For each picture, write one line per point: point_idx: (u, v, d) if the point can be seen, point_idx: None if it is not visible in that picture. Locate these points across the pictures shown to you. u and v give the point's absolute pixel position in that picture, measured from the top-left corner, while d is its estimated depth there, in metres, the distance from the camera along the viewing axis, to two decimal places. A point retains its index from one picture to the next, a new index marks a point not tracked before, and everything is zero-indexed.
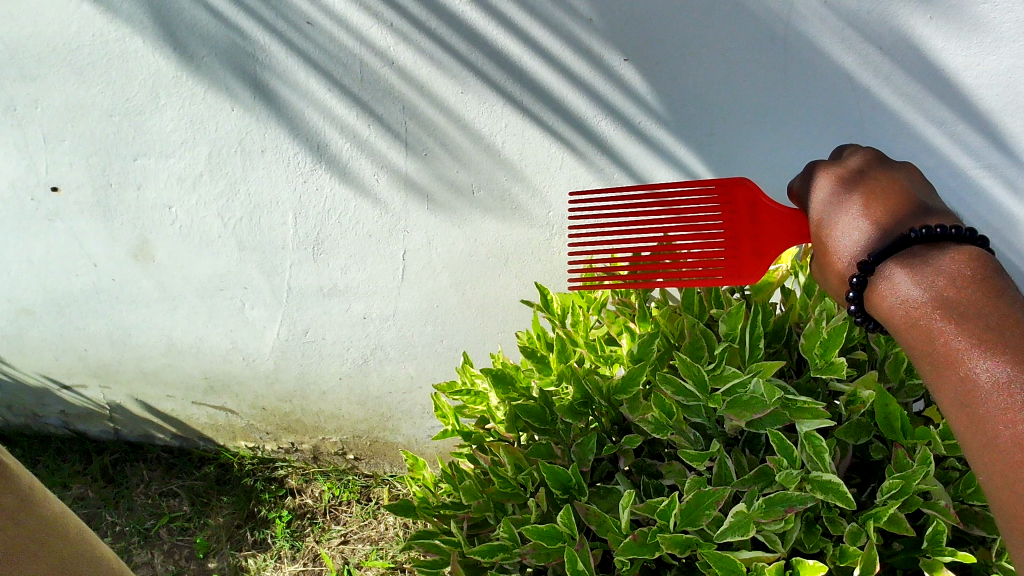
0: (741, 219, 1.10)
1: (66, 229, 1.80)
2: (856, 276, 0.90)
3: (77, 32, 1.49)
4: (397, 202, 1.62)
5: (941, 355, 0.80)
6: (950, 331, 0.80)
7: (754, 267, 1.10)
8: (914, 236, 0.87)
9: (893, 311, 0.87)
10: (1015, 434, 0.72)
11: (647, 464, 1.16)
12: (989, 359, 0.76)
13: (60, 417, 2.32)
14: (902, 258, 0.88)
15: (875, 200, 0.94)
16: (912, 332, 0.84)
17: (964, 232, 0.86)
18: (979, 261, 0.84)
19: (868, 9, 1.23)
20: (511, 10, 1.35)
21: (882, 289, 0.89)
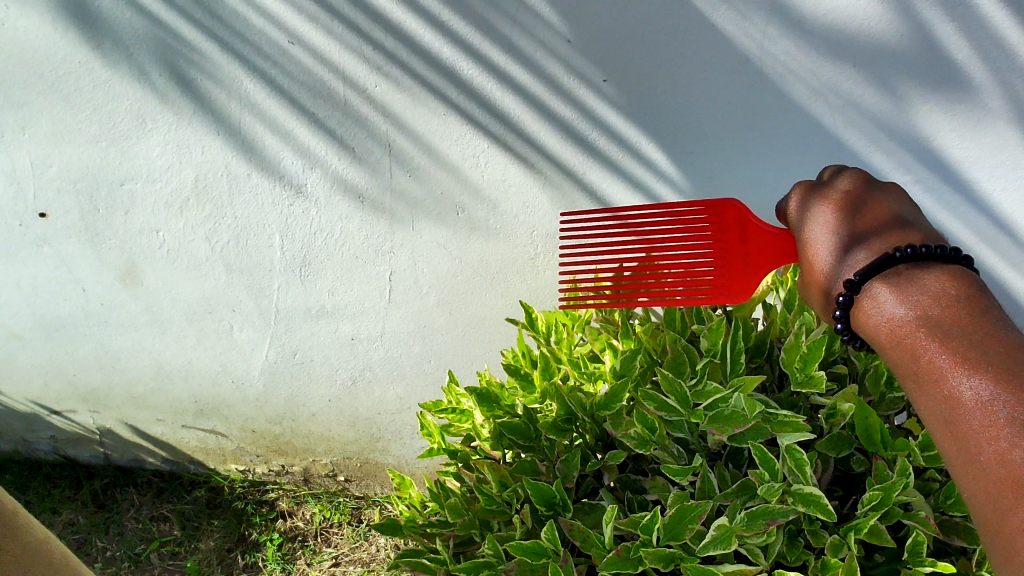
0: (732, 237, 1.12)
1: (54, 255, 1.81)
2: (843, 295, 0.92)
3: (64, 58, 1.51)
4: (383, 223, 1.63)
5: (924, 372, 0.82)
6: (934, 348, 0.81)
7: (740, 283, 1.11)
8: (900, 255, 0.89)
9: (878, 329, 0.88)
10: (995, 449, 0.73)
11: (632, 480, 1.17)
12: (972, 376, 0.77)
13: (50, 443, 2.32)
14: (887, 277, 0.89)
15: (862, 221, 0.96)
16: (895, 350, 0.86)
17: (950, 252, 0.89)
18: (962, 282, 0.86)
19: (840, 26, 1.25)
20: (491, 33, 1.36)
21: (868, 308, 0.90)
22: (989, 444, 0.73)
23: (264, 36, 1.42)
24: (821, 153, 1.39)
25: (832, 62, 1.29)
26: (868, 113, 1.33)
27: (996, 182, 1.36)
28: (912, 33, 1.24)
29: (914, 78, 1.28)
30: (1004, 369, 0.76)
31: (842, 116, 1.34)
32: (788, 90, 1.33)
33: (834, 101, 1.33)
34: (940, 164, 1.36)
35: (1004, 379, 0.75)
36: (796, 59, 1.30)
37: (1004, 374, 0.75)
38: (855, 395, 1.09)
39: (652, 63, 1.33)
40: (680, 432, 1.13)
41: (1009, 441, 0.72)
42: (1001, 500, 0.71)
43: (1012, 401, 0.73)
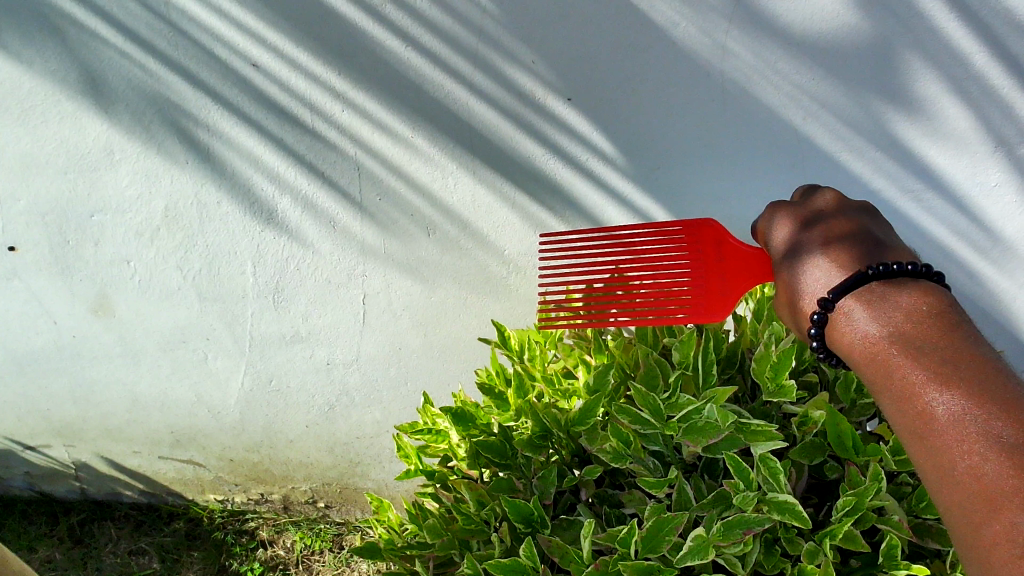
0: (707, 257, 1.14)
1: (24, 288, 1.79)
2: (817, 313, 0.93)
3: (30, 92, 1.51)
4: (355, 247, 1.64)
5: (898, 388, 0.83)
6: (907, 365, 0.83)
7: (716, 302, 1.12)
8: (872, 273, 0.90)
9: (853, 346, 0.90)
10: (968, 462, 0.74)
11: (609, 494, 1.17)
12: (945, 392, 0.79)
13: (25, 479, 2.30)
14: (860, 294, 0.91)
15: (834, 238, 0.97)
16: (870, 367, 0.87)
17: (921, 267, 0.90)
18: (934, 299, 0.88)
19: (799, 40, 1.28)
20: (455, 57, 1.38)
21: (842, 325, 0.91)
22: (962, 458, 0.75)
23: (230, 64, 1.43)
24: (785, 166, 1.41)
25: (793, 75, 1.31)
26: (830, 124, 1.36)
27: (957, 189, 1.38)
28: (868, 45, 1.26)
29: (873, 89, 1.31)
30: (976, 385, 0.77)
31: (804, 128, 1.37)
32: (750, 104, 1.35)
33: (796, 113, 1.35)
34: (902, 172, 1.38)
35: (976, 395, 0.77)
36: (757, 73, 1.32)
37: (976, 389, 0.77)
38: (826, 401, 1.10)
39: (616, 80, 1.35)
40: (654, 445, 1.13)
41: (981, 455, 0.73)
42: (973, 513, 0.72)
43: (984, 416, 0.75)
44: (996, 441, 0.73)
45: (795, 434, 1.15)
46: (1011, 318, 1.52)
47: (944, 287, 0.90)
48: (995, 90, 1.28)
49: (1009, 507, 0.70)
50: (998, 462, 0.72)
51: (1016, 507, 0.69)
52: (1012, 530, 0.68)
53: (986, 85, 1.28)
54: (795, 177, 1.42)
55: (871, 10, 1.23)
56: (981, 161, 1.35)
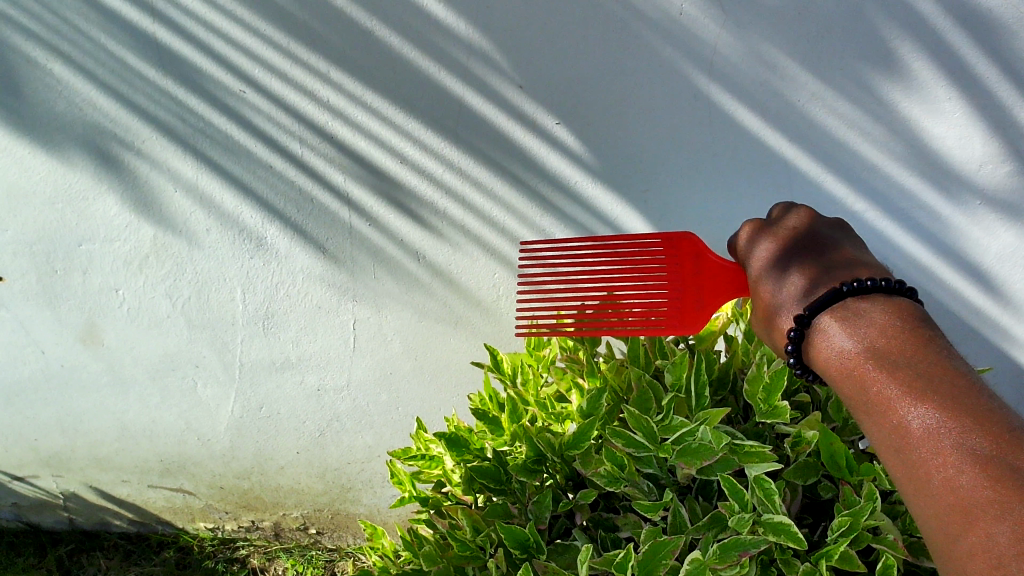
0: (685, 269, 1.14)
1: (12, 318, 1.78)
2: (794, 329, 0.93)
3: (18, 122, 1.51)
4: (344, 273, 1.63)
5: (875, 403, 0.83)
6: (883, 379, 0.83)
7: (694, 318, 1.14)
8: (846, 289, 0.91)
9: (828, 362, 0.90)
10: (945, 474, 0.75)
11: (603, 518, 1.17)
12: (920, 406, 0.79)
13: (13, 509, 2.27)
14: (835, 310, 0.91)
15: (803, 256, 0.99)
16: (846, 382, 0.88)
17: (893, 283, 0.91)
18: (907, 313, 0.88)
19: (783, 61, 1.29)
20: (444, 81, 1.38)
21: (818, 341, 0.92)
22: (938, 471, 0.75)
23: (219, 91, 1.44)
24: (772, 187, 1.42)
25: (779, 97, 1.32)
26: (817, 145, 1.36)
27: (945, 209, 1.39)
28: (853, 67, 1.28)
29: (859, 110, 1.31)
30: (949, 399, 0.78)
31: (791, 149, 1.37)
32: (736, 127, 1.36)
33: (783, 135, 1.36)
34: (890, 193, 1.39)
35: (949, 408, 0.77)
36: (742, 95, 1.33)
37: (950, 403, 0.78)
38: (819, 422, 1.12)
39: (603, 103, 1.37)
40: (649, 468, 1.13)
41: (956, 468, 0.74)
42: (950, 526, 0.73)
43: (958, 429, 0.76)
44: (970, 453, 0.74)
45: (789, 454, 1.15)
46: (1002, 340, 1.51)
47: (917, 304, 0.91)
48: (981, 111, 1.29)
49: (983, 518, 0.70)
50: (973, 474, 0.72)
51: (990, 518, 0.69)
52: (988, 541, 0.69)
53: (971, 106, 1.28)
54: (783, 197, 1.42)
55: (854, 32, 1.25)
56: (969, 182, 1.36)
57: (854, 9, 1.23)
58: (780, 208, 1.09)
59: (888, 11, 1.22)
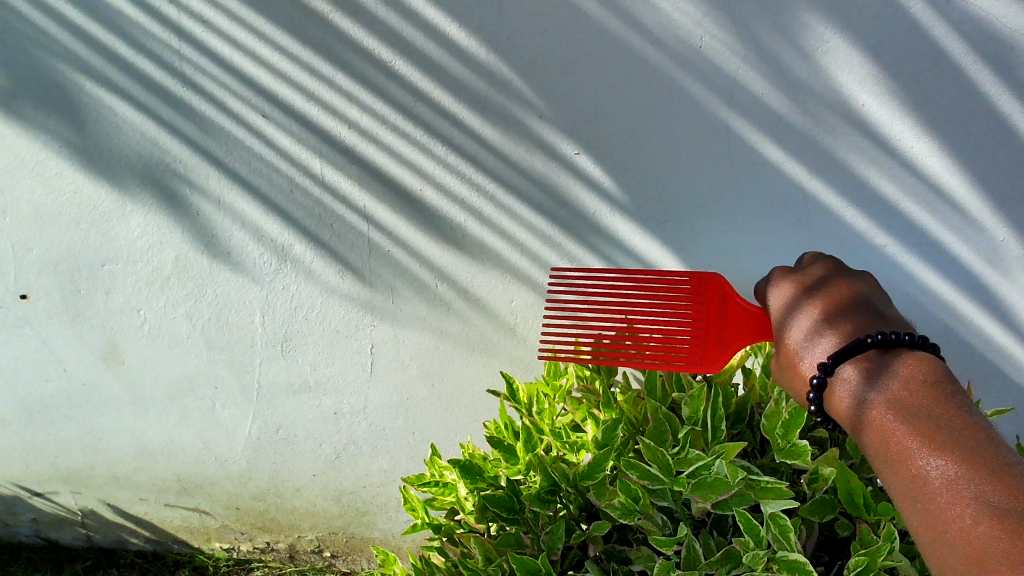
0: (709, 309, 1.14)
1: (35, 335, 1.80)
2: (816, 376, 0.92)
3: (46, 143, 1.53)
4: (363, 297, 1.64)
5: (894, 453, 0.83)
6: (903, 431, 0.83)
7: (715, 354, 1.13)
8: (871, 340, 0.90)
9: (848, 412, 0.90)
10: (961, 524, 0.74)
11: (617, 550, 1.16)
12: (940, 458, 0.79)
13: (31, 525, 2.28)
14: (859, 361, 0.91)
15: (835, 307, 0.98)
16: (866, 432, 0.87)
17: (918, 338, 0.91)
18: (930, 368, 0.88)
19: (804, 92, 1.29)
20: (466, 108, 1.40)
21: (839, 391, 0.91)
22: (955, 521, 0.74)
23: (245, 114, 1.46)
24: (793, 224, 1.40)
25: (799, 128, 1.32)
26: (839, 179, 1.34)
27: (971, 250, 1.35)
28: (874, 98, 1.27)
29: (880, 144, 1.30)
30: (969, 453, 0.77)
31: (811, 182, 1.36)
32: (756, 159, 1.35)
33: (803, 169, 1.35)
34: (915, 232, 1.36)
35: (970, 461, 0.77)
36: (763, 126, 1.33)
37: (970, 456, 0.77)
38: (836, 458, 1.09)
39: (624, 133, 1.37)
40: (663, 501, 1.11)
41: (974, 519, 0.73)
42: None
43: (977, 482, 0.75)
44: (987, 506, 0.73)
45: (805, 491, 1.14)
46: None
47: (940, 359, 0.90)
48: (1007, 148, 1.27)
49: (1000, 570, 0.69)
50: (990, 525, 0.72)
51: (1006, 568, 0.68)
52: None
53: (994, 141, 1.27)
54: (804, 234, 1.40)
55: (875, 64, 1.25)
56: (995, 221, 1.32)
57: (874, 40, 1.23)
58: (812, 256, 1.08)
59: (908, 41, 1.22)
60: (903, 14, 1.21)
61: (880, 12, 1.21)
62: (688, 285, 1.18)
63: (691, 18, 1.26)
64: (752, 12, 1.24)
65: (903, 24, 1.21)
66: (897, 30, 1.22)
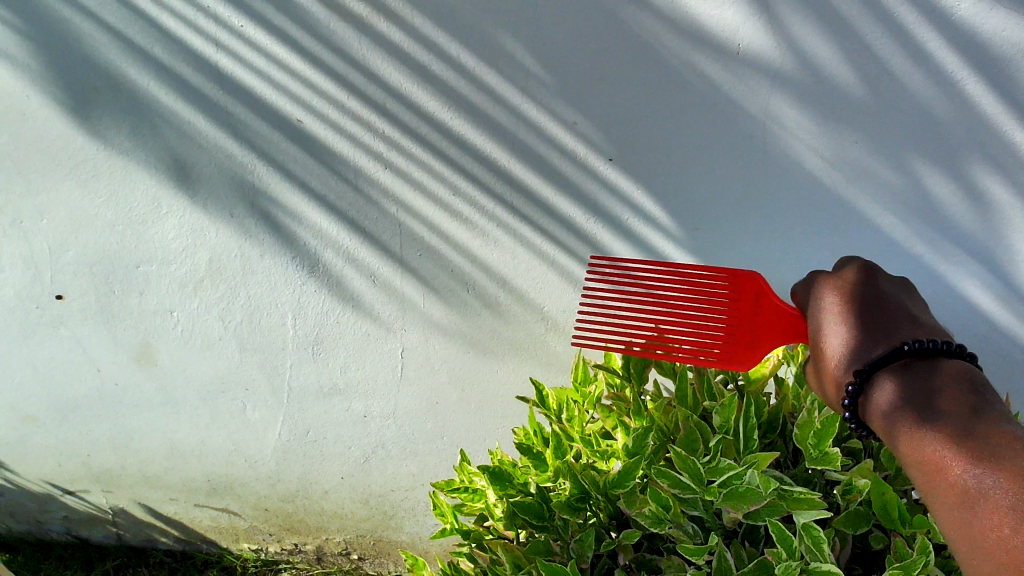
0: (745, 308, 1.13)
1: (69, 336, 1.82)
2: (851, 384, 0.91)
3: (82, 146, 1.55)
4: (393, 302, 1.64)
5: (929, 462, 0.82)
6: (938, 439, 0.82)
7: (742, 354, 1.13)
8: (909, 348, 0.90)
9: (881, 421, 0.89)
10: (999, 532, 0.73)
11: (648, 559, 1.16)
12: (975, 465, 0.78)
13: (63, 523, 2.30)
14: (895, 370, 0.90)
15: (873, 318, 0.96)
16: (900, 441, 0.86)
17: (955, 346, 0.90)
18: (967, 380, 0.87)
19: (842, 101, 1.26)
20: (498, 116, 1.39)
21: (873, 400, 0.90)
22: (993, 530, 0.74)
23: (276, 120, 1.47)
24: (828, 233, 1.37)
25: (836, 136, 1.29)
26: (878, 189, 1.32)
27: (1011, 262, 1.33)
28: (915, 107, 1.24)
29: (919, 153, 1.28)
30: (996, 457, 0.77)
31: (848, 191, 1.33)
32: (790, 168, 1.33)
33: (839, 177, 1.32)
34: (954, 241, 1.33)
35: (999, 465, 0.76)
36: (798, 135, 1.30)
37: (1005, 462, 0.76)
38: (872, 469, 1.08)
39: (658, 143, 1.36)
40: (694, 510, 1.11)
41: (1011, 528, 0.72)
42: None
43: (1012, 489, 0.74)
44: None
45: (839, 503, 1.13)
46: None
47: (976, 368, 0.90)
48: None
49: None
50: None
51: None
52: None
53: None
54: (839, 243, 1.38)
55: (916, 73, 1.22)
56: None
57: (916, 48, 1.20)
58: (844, 261, 1.06)
59: (951, 50, 1.19)
60: (945, 22, 1.18)
61: (923, 21, 1.18)
62: (722, 282, 1.18)
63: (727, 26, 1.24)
64: (791, 19, 1.22)
65: (942, 33, 1.18)
66: (941, 38, 1.19)
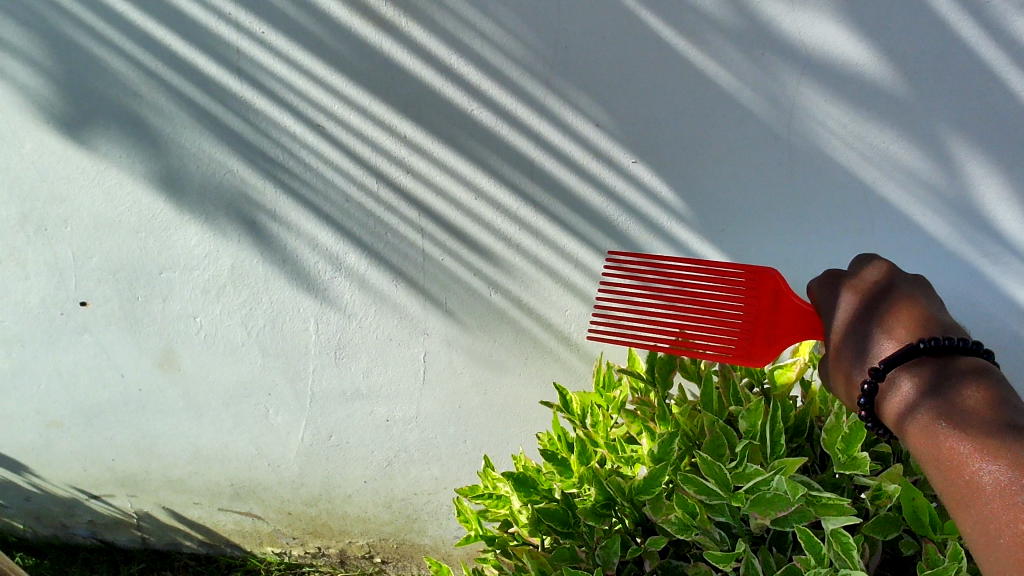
0: (762, 305, 1.11)
1: (94, 342, 1.82)
2: (867, 382, 0.89)
3: (104, 153, 1.54)
4: (416, 306, 1.64)
5: (947, 458, 0.82)
6: (955, 437, 0.82)
7: (760, 350, 1.11)
8: (924, 346, 0.87)
9: (898, 419, 0.88)
10: (1017, 531, 0.73)
11: (673, 565, 1.16)
12: (992, 462, 0.78)
13: (89, 527, 2.31)
14: (911, 368, 0.89)
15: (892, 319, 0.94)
16: (917, 438, 0.86)
17: (972, 344, 0.88)
18: (984, 374, 0.86)
19: (878, 100, 1.25)
20: (521, 118, 1.38)
21: (889, 398, 0.89)
22: (1011, 528, 0.73)
23: (298, 126, 1.46)
24: (854, 232, 1.37)
25: (870, 136, 1.28)
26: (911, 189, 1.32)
27: None
28: (953, 106, 1.23)
29: (948, 151, 1.27)
30: None
31: (875, 191, 1.33)
32: (822, 166, 1.32)
33: (873, 174, 1.31)
34: (986, 239, 1.33)
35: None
36: (831, 133, 1.29)
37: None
38: (901, 474, 1.07)
39: (683, 144, 1.35)
40: (721, 516, 1.09)
41: None
42: None
43: None
44: None
45: (868, 508, 1.12)
46: None
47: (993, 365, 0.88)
48: None
49: None
50: None
51: None
52: None
53: None
54: (867, 243, 1.37)
55: (954, 70, 1.20)
56: None
57: (955, 46, 1.19)
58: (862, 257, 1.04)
59: (994, 48, 1.17)
60: (977, 19, 1.16)
61: (964, 17, 1.16)
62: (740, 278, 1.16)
63: (763, 26, 1.22)
64: (829, 17, 1.20)
65: (974, 30, 1.17)
66: (983, 35, 1.17)
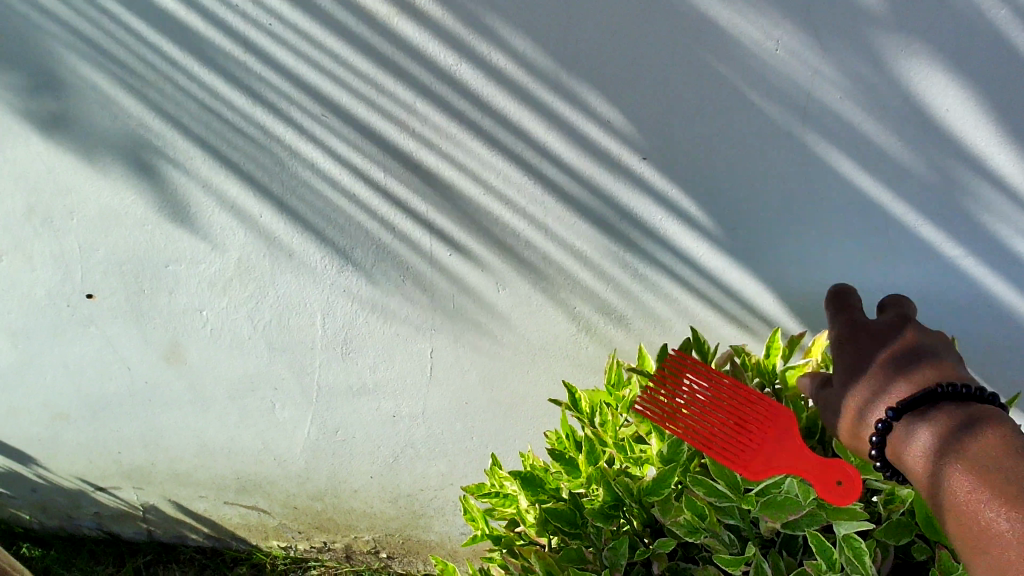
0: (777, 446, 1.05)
1: (100, 334, 1.81)
2: (879, 423, 0.93)
3: (110, 146, 1.52)
4: (424, 302, 1.63)
5: (957, 503, 0.85)
6: (968, 482, 0.85)
7: (750, 458, 1.05)
8: (942, 391, 0.91)
9: (910, 463, 0.91)
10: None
11: (681, 567, 1.14)
12: (1003, 509, 0.80)
13: (95, 518, 2.31)
14: (926, 414, 0.92)
15: (908, 368, 0.98)
16: (930, 482, 0.89)
17: (983, 392, 0.91)
18: (995, 419, 0.89)
19: (896, 97, 1.23)
20: (530, 115, 1.36)
21: (902, 444, 0.92)
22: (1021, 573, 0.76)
23: (304, 121, 1.44)
24: (869, 224, 1.37)
25: (886, 132, 1.27)
26: (927, 185, 1.31)
27: None
28: (971, 102, 1.22)
29: (965, 145, 1.26)
30: None
31: (889, 185, 1.32)
32: (838, 163, 1.31)
33: (889, 172, 1.31)
34: (1002, 233, 1.33)
35: None
36: (848, 131, 1.28)
37: None
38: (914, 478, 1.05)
39: (694, 141, 1.33)
40: (731, 519, 1.10)
41: None
42: None
43: None
44: None
45: (880, 513, 1.10)
46: None
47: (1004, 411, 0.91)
48: None
49: None
50: None
51: None
52: None
53: None
54: (882, 236, 1.38)
55: (975, 68, 1.19)
56: None
57: (976, 44, 1.17)
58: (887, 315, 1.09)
59: (1016, 45, 1.16)
60: (999, 15, 1.14)
61: (987, 14, 1.14)
62: (759, 402, 1.11)
63: (783, 26, 1.20)
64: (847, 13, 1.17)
65: (995, 26, 1.15)
66: (1005, 31, 1.15)
